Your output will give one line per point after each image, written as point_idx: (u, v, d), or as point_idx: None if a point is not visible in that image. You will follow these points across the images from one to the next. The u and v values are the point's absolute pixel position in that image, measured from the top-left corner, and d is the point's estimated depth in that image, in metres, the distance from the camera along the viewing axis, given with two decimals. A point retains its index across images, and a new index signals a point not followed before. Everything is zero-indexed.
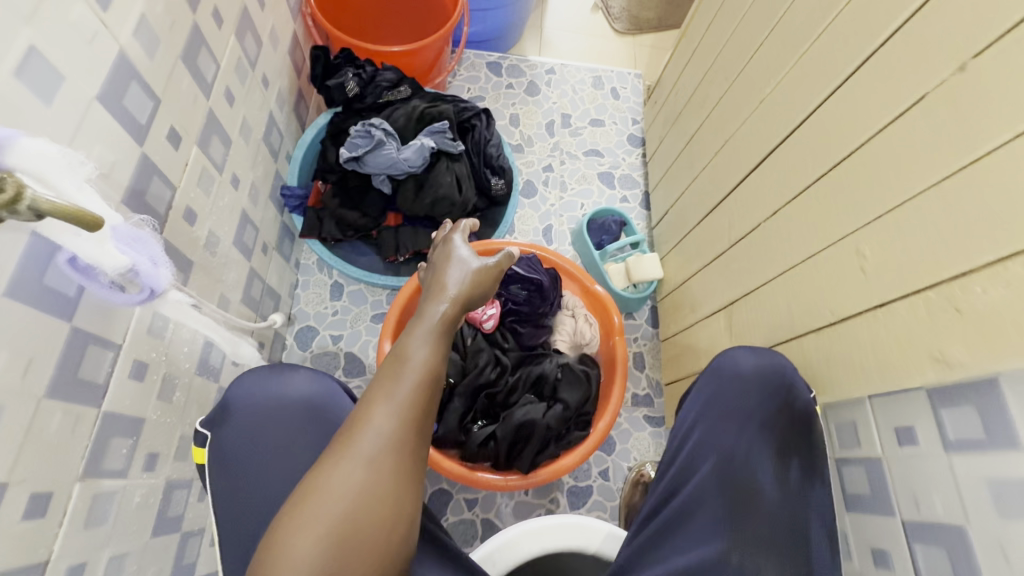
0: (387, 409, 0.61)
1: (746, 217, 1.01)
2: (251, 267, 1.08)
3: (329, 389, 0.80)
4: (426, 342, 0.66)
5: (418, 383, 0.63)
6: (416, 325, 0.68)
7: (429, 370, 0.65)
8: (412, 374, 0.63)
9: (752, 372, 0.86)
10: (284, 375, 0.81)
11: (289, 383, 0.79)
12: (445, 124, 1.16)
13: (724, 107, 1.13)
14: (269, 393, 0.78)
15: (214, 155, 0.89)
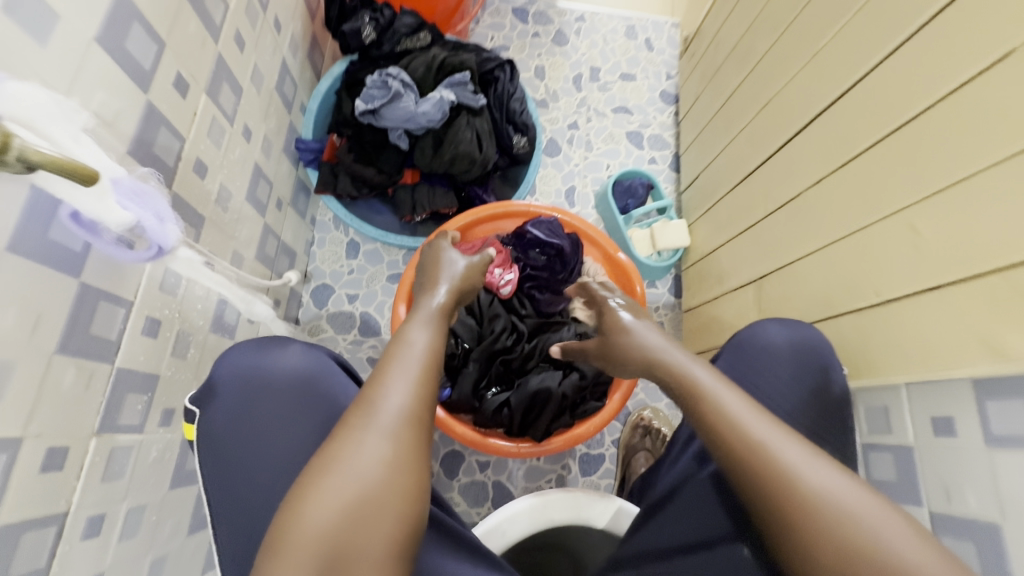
0: (402, 379, 0.61)
1: (784, 185, 0.94)
2: (265, 224, 1.06)
3: (326, 366, 0.76)
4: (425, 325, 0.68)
5: (424, 361, 0.64)
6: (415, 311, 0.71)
7: (434, 350, 0.65)
8: (419, 351, 0.64)
9: (792, 348, 0.75)
10: (277, 349, 0.76)
11: (279, 359, 0.74)
12: (466, 75, 1.09)
13: (770, 62, 1.04)
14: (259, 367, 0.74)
15: (224, 105, 0.85)
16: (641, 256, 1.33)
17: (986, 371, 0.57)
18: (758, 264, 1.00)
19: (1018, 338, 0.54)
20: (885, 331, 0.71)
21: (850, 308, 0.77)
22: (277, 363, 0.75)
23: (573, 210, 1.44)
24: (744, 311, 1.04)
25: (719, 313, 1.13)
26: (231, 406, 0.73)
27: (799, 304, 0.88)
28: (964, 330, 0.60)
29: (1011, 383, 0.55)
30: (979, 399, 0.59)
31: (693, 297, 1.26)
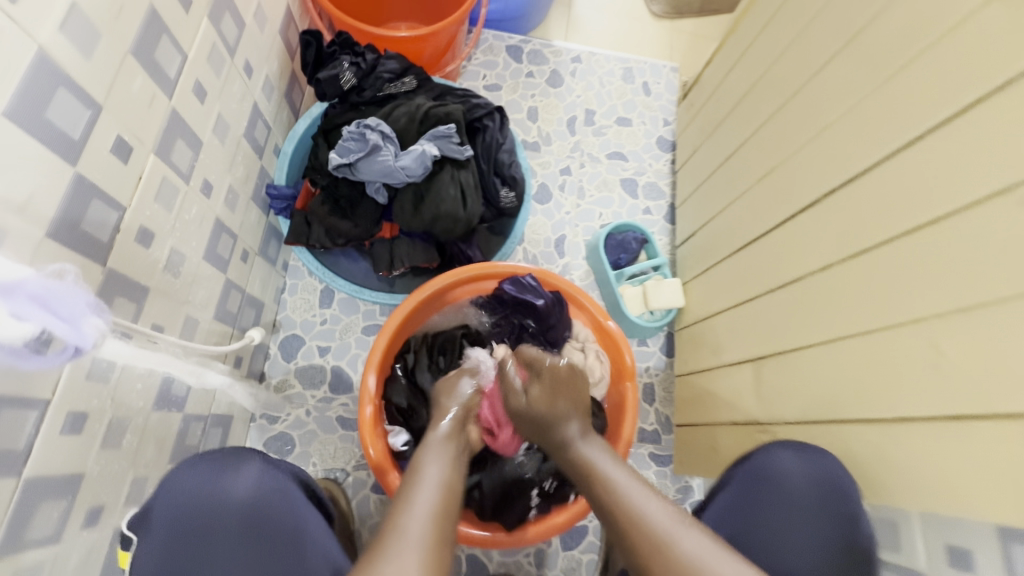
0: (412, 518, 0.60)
1: (790, 264, 0.88)
2: (227, 280, 0.98)
3: (290, 491, 0.71)
4: (439, 457, 0.71)
5: (439, 498, 0.64)
6: (424, 448, 0.73)
7: (450, 481, 0.68)
8: (434, 491, 0.65)
9: (804, 484, 0.74)
10: (232, 469, 0.71)
11: (233, 480, 0.70)
12: (451, 128, 1.02)
13: (774, 127, 0.98)
14: (206, 489, 0.69)
15: (178, 163, 0.77)
16: (632, 315, 1.26)
17: (1015, 524, 0.51)
18: (757, 343, 0.93)
19: None
20: (897, 452, 0.64)
21: (857, 416, 0.70)
22: (227, 487, 0.70)
23: (562, 260, 1.37)
24: (740, 391, 0.96)
25: (715, 387, 1.05)
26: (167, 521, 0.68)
27: (801, 397, 0.81)
28: (987, 468, 0.53)
29: None
30: (1010, 546, 0.52)
31: (686, 363, 1.19)
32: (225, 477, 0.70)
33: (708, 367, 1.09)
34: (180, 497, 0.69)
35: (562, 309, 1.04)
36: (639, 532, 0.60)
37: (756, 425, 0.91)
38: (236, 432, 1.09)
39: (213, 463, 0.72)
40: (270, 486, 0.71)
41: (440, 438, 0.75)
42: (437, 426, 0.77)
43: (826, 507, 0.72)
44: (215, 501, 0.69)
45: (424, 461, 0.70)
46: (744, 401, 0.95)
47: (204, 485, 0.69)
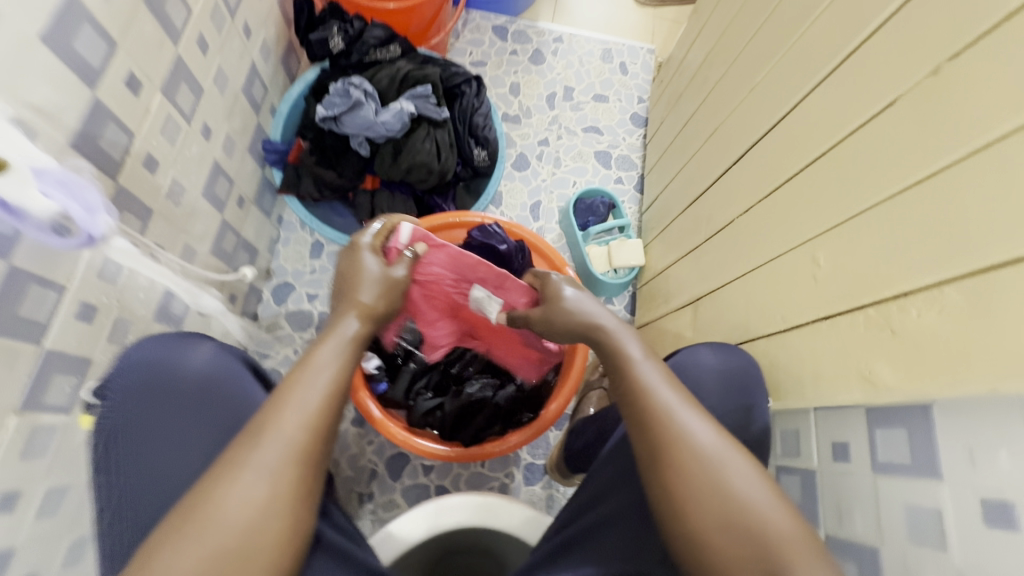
0: (288, 422, 0.54)
1: (723, 211, 0.97)
2: (224, 220, 1.09)
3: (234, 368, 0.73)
4: (337, 352, 0.62)
5: (323, 401, 0.57)
6: (326, 336, 0.63)
7: (343, 382, 0.60)
8: (316, 394, 0.57)
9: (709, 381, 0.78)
10: (186, 346, 0.74)
11: (187, 359, 0.72)
12: (428, 88, 1.13)
13: (720, 91, 1.08)
14: (166, 363, 0.71)
15: (182, 104, 0.88)
16: (598, 272, 1.35)
17: (866, 398, 0.60)
18: (696, 285, 1.04)
19: (891, 370, 0.57)
20: (789, 358, 0.74)
21: (763, 334, 0.80)
22: (186, 362, 0.72)
23: (536, 224, 1.47)
24: (682, 330, 1.06)
25: (664, 332, 1.15)
26: (127, 395, 0.69)
27: (725, 326, 0.91)
28: (849, 356, 0.63)
29: (892, 412, 0.58)
30: (869, 425, 0.61)
31: (644, 316, 1.29)
32: (182, 354, 0.73)
33: (659, 315, 1.19)
34: (132, 371, 0.70)
35: (523, 255, 1.12)
36: (660, 412, 0.59)
37: None
38: None
39: (165, 338, 0.74)
40: (223, 365, 0.74)
41: (341, 334, 0.64)
42: (345, 320, 0.66)
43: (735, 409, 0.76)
44: (172, 374, 0.71)
45: (316, 357, 0.60)
46: (684, 340, 1.05)
47: (164, 361, 0.71)
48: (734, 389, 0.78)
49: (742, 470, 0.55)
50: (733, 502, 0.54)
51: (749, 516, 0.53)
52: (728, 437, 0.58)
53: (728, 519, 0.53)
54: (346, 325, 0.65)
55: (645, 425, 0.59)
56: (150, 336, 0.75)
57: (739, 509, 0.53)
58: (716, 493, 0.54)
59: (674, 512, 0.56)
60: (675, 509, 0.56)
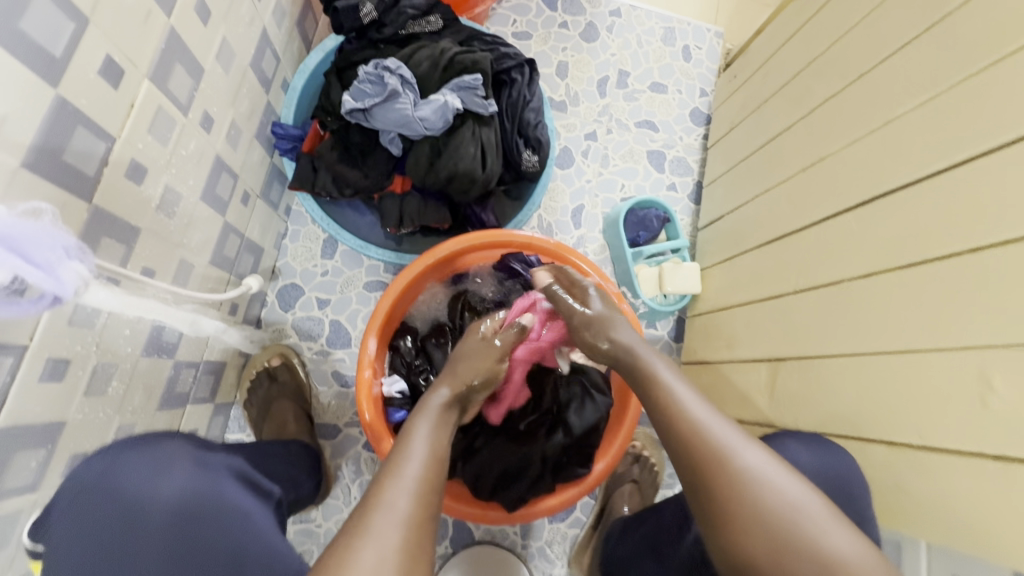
0: (414, 461, 0.59)
1: (825, 265, 0.82)
2: (225, 223, 0.92)
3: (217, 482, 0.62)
4: (431, 423, 0.65)
5: (428, 471, 0.59)
6: (422, 411, 0.67)
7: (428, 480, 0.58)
8: (425, 445, 0.61)
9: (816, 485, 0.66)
10: (150, 459, 0.61)
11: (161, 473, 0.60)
12: (478, 78, 0.93)
13: (829, 113, 0.90)
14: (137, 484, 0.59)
15: (176, 91, 0.69)
16: (645, 296, 1.21)
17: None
18: (775, 341, 0.90)
19: None
20: (920, 482, 0.62)
21: (879, 437, 0.67)
22: (153, 492, 0.59)
23: (577, 232, 1.31)
24: (753, 387, 0.93)
25: (724, 383, 1.02)
26: (76, 532, 0.55)
27: (818, 406, 0.78)
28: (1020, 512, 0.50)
29: None
30: None
31: (696, 351, 1.16)
32: (155, 480, 0.60)
33: (718, 358, 1.06)
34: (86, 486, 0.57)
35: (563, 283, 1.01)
36: (682, 423, 0.61)
37: (762, 428, 0.89)
38: (228, 378, 1.07)
39: (124, 450, 0.61)
40: (202, 485, 0.62)
41: (433, 410, 0.68)
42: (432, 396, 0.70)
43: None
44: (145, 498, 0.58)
45: (412, 436, 0.63)
46: (753, 400, 0.92)
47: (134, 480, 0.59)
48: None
49: (785, 496, 0.53)
50: (812, 551, 0.50)
51: (810, 541, 0.51)
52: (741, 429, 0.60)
53: (776, 530, 0.52)
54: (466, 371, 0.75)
55: (691, 461, 0.58)
56: (116, 449, 0.62)
57: (789, 520, 0.52)
58: (763, 519, 0.53)
59: (727, 520, 0.54)
60: (727, 532, 0.54)
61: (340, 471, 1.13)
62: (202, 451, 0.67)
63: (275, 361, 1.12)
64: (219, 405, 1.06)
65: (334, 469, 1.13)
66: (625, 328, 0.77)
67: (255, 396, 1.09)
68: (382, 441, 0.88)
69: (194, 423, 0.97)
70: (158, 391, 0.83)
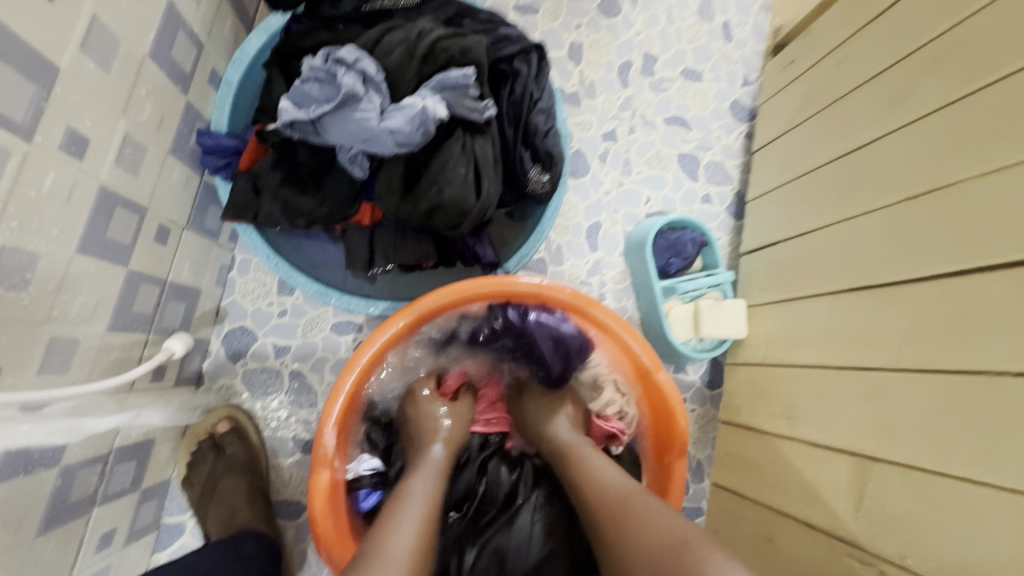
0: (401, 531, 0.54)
1: (948, 341, 0.60)
2: (131, 273, 0.68)
3: None
4: (432, 471, 0.65)
5: (426, 508, 0.58)
6: (416, 468, 0.65)
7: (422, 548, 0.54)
8: (419, 505, 0.58)
9: None
10: None
11: None
12: (469, 73, 0.69)
13: (949, 124, 0.66)
14: None
15: (1, 104, 0.45)
16: (678, 340, 0.99)
17: None
18: (862, 430, 0.68)
19: None
20: None
21: None
22: None
23: (593, 256, 1.07)
24: (828, 484, 0.72)
25: (782, 465, 0.81)
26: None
27: (940, 543, 0.56)
28: None
29: None
30: None
31: (740, 410, 0.94)
32: None
33: (773, 429, 0.84)
34: None
35: (580, 343, 0.79)
36: (599, 497, 0.61)
37: (845, 545, 0.68)
38: (159, 455, 0.85)
39: None
40: None
41: (428, 467, 0.65)
42: (428, 449, 0.68)
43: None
44: None
45: (412, 483, 0.62)
46: (828, 501, 0.71)
47: None
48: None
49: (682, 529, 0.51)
50: None
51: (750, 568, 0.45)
52: (636, 481, 0.61)
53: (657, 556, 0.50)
54: (439, 425, 0.72)
55: (599, 518, 0.58)
56: None
57: (676, 552, 0.49)
58: (653, 543, 0.51)
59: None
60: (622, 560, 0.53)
61: (305, 559, 0.92)
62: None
63: (221, 427, 0.90)
64: (147, 489, 0.84)
65: (297, 556, 0.92)
66: (561, 419, 0.75)
67: (196, 474, 0.89)
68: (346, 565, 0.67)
69: (109, 524, 0.76)
70: (36, 512, 0.61)
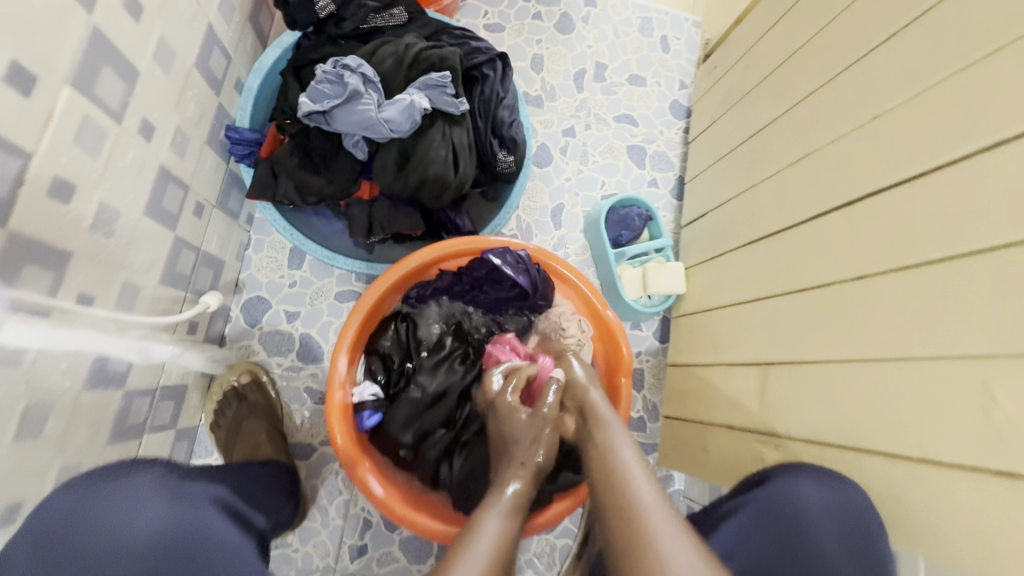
0: (473, 557, 0.54)
1: (813, 265, 0.79)
2: (177, 238, 0.85)
3: (191, 519, 0.59)
4: (504, 508, 0.62)
5: (500, 543, 0.57)
6: (489, 505, 0.63)
7: (498, 557, 0.55)
8: (490, 541, 0.57)
9: (822, 517, 0.66)
10: (115, 489, 0.58)
11: (131, 520, 0.56)
12: (446, 76, 0.88)
13: (814, 107, 0.86)
14: (97, 535, 0.54)
15: (105, 98, 0.62)
16: (629, 298, 1.17)
17: None
18: (762, 345, 0.87)
19: None
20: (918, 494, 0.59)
21: (876, 448, 0.64)
22: (128, 527, 0.56)
23: (558, 232, 1.26)
24: (741, 392, 0.90)
25: (711, 387, 0.99)
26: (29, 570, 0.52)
27: (811, 413, 0.75)
28: None
29: None
30: None
31: (682, 353, 1.13)
32: (124, 513, 0.56)
33: (704, 360, 1.03)
34: (42, 533, 0.53)
35: (546, 287, 0.94)
36: (646, 526, 0.56)
37: (753, 435, 0.85)
38: (190, 401, 1.00)
39: (91, 484, 0.58)
40: (179, 519, 0.59)
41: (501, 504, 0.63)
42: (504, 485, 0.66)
43: (853, 554, 0.63)
44: (110, 545, 0.54)
45: (482, 525, 0.59)
46: (743, 405, 0.89)
47: (95, 528, 0.54)
48: (844, 520, 0.64)
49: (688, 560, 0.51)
50: None
51: None
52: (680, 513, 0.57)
53: None
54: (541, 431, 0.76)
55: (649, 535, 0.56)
56: (73, 485, 0.57)
57: None
58: None
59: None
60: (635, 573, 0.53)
61: (316, 494, 1.07)
62: (184, 480, 0.64)
63: (244, 379, 1.06)
64: (181, 430, 0.99)
65: (310, 490, 1.07)
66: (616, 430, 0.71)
67: (222, 417, 1.03)
68: (357, 464, 0.83)
69: (154, 453, 0.91)
70: (108, 423, 0.76)
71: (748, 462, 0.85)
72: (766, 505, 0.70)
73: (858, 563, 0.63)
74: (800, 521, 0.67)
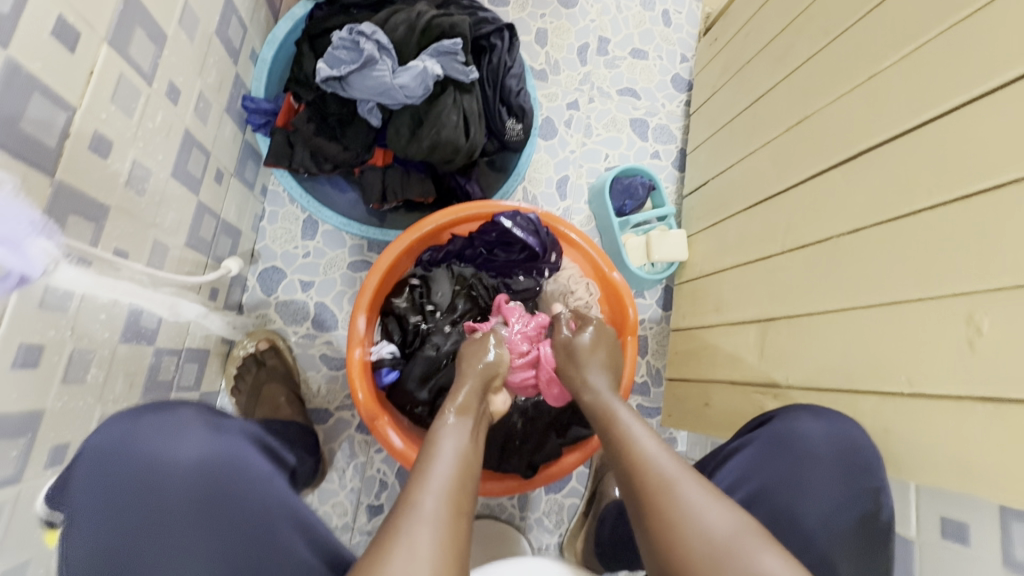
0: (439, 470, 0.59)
1: (812, 223, 0.83)
2: (200, 202, 0.88)
3: (233, 447, 0.60)
4: (457, 434, 0.65)
5: (457, 468, 0.60)
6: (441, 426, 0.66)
7: (460, 468, 0.60)
8: (450, 462, 0.60)
9: (824, 448, 0.70)
10: (162, 418, 0.60)
11: (174, 447, 0.58)
12: (457, 43, 0.90)
13: (811, 71, 0.89)
14: (145, 458, 0.57)
15: (137, 58, 0.65)
16: (633, 265, 1.21)
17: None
18: (762, 303, 0.91)
19: None
20: (908, 424, 0.63)
21: (869, 387, 0.68)
22: (172, 455, 0.58)
23: (563, 204, 1.29)
24: (743, 348, 0.94)
25: (713, 347, 1.03)
26: (91, 488, 0.56)
27: (809, 362, 0.79)
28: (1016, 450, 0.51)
29: None
30: (1005, 517, 0.56)
31: (685, 317, 1.16)
32: (167, 442, 0.58)
33: (707, 322, 1.07)
34: (97, 459, 0.56)
35: (555, 249, 0.98)
36: (647, 469, 0.60)
37: (754, 387, 0.90)
38: (212, 366, 1.04)
39: (137, 415, 0.60)
40: (219, 449, 0.60)
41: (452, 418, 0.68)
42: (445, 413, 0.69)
43: (849, 481, 0.69)
44: (157, 470, 0.57)
45: (438, 440, 0.64)
46: (744, 361, 0.93)
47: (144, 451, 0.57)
48: (842, 448, 0.69)
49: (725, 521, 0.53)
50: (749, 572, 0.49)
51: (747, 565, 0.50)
52: (686, 461, 0.60)
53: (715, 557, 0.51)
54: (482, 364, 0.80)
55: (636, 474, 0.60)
56: (126, 415, 0.60)
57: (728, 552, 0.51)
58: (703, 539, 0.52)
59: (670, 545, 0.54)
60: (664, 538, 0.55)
61: (334, 456, 1.12)
62: (219, 416, 0.65)
63: (262, 346, 1.08)
64: (204, 393, 1.02)
65: (328, 453, 1.11)
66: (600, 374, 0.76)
67: (243, 382, 1.06)
68: (377, 415, 0.86)
69: None
70: (141, 377, 0.79)
71: (749, 413, 0.90)
72: (773, 436, 0.74)
73: (850, 484, 0.69)
74: (802, 451, 0.72)
